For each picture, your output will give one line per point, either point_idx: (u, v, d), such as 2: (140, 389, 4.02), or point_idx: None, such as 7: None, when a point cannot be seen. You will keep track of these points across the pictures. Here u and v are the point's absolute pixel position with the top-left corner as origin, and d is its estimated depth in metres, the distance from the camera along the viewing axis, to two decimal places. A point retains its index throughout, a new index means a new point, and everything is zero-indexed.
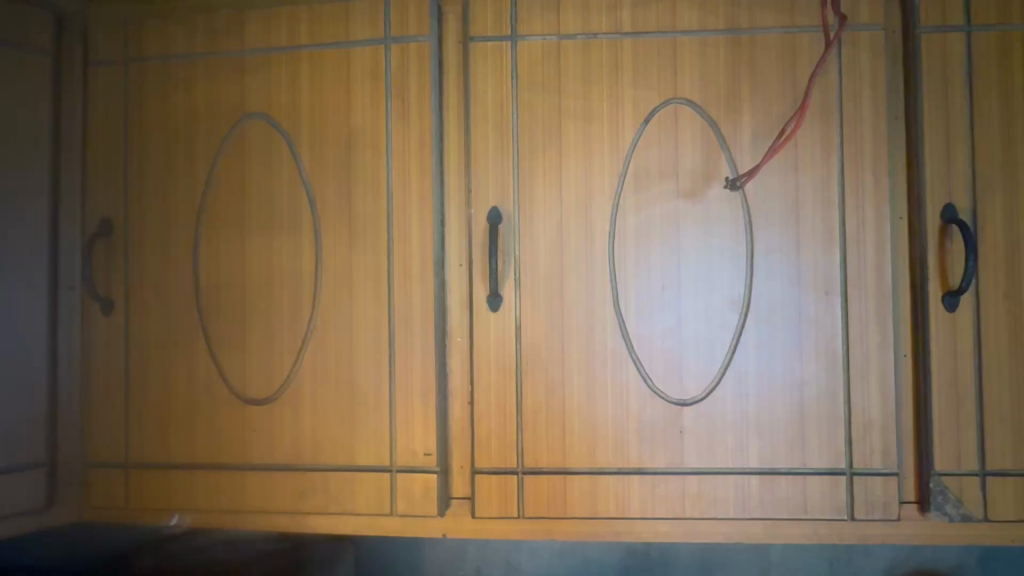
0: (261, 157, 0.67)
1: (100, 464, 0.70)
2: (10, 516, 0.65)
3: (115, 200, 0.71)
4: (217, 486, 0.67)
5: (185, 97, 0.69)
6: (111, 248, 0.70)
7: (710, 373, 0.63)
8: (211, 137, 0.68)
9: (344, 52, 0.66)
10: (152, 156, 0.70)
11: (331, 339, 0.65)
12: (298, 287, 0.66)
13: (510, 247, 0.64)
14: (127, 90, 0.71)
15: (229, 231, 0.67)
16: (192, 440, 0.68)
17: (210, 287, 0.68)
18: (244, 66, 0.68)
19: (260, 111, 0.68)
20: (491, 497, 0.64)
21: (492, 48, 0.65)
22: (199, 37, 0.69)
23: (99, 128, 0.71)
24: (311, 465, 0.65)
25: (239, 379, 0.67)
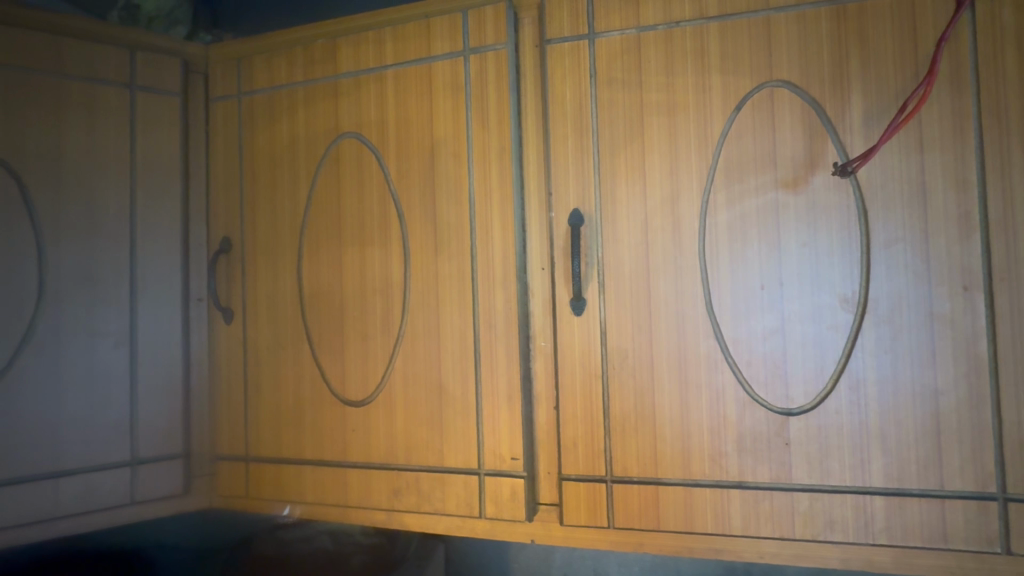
0: (354, 173, 0.72)
1: (225, 456, 0.78)
2: (156, 500, 0.74)
3: (234, 220, 0.79)
4: (321, 482, 0.72)
5: (288, 122, 0.76)
6: (230, 262, 0.79)
7: (821, 380, 0.57)
8: (310, 158, 0.74)
9: (425, 68, 0.69)
10: (262, 178, 0.77)
11: (420, 344, 0.68)
12: (388, 294, 0.69)
13: (592, 248, 0.63)
14: (241, 121, 0.79)
15: (327, 244, 0.72)
16: (300, 437, 0.73)
17: (312, 295, 0.73)
18: (337, 89, 0.73)
19: (351, 130, 0.72)
20: (579, 504, 0.62)
21: (569, 49, 0.65)
22: (299, 67, 0.76)
23: (219, 156, 0.81)
24: (404, 466, 0.68)
25: (338, 381, 0.71)
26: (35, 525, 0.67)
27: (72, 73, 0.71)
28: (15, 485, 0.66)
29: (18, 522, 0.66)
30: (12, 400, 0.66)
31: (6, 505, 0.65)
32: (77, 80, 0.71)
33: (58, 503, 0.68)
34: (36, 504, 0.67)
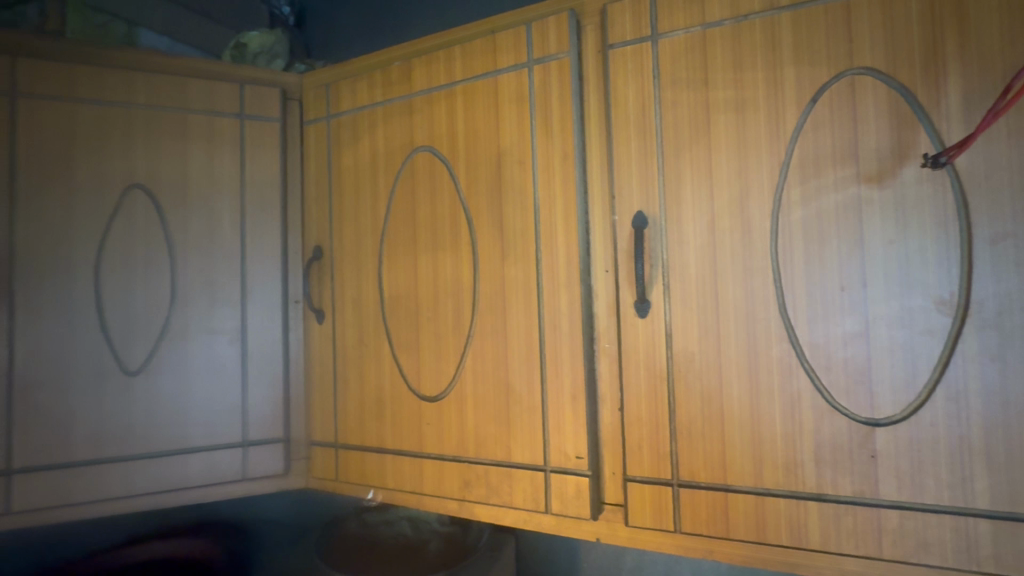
0: (428, 183, 0.77)
1: (318, 442, 0.87)
2: (263, 477, 0.85)
3: (325, 230, 0.87)
4: (400, 470, 0.78)
5: (370, 139, 0.83)
6: (321, 268, 0.87)
7: (912, 390, 0.53)
8: (389, 171, 0.80)
9: (492, 80, 0.72)
10: (348, 191, 0.85)
11: (488, 345, 0.71)
12: (459, 296, 0.74)
13: (657, 250, 0.63)
14: (329, 140, 0.87)
15: (404, 250, 0.78)
16: (381, 427, 0.80)
17: (391, 298, 0.79)
18: (412, 106, 0.79)
19: (425, 144, 0.77)
20: (644, 507, 0.62)
21: (632, 52, 0.65)
22: (378, 88, 0.82)
23: (311, 172, 0.89)
24: (474, 459, 0.72)
25: (415, 377, 0.77)
26: (170, 492, 0.80)
27: (195, 108, 0.84)
28: (156, 457, 0.79)
29: (158, 488, 0.79)
30: (153, 385, 0.79)
31: (149, 474, 0.78)
32: (199, 114, 0.84)
33: (186, 475, 0.80)
34: (171, 475, 0.79)
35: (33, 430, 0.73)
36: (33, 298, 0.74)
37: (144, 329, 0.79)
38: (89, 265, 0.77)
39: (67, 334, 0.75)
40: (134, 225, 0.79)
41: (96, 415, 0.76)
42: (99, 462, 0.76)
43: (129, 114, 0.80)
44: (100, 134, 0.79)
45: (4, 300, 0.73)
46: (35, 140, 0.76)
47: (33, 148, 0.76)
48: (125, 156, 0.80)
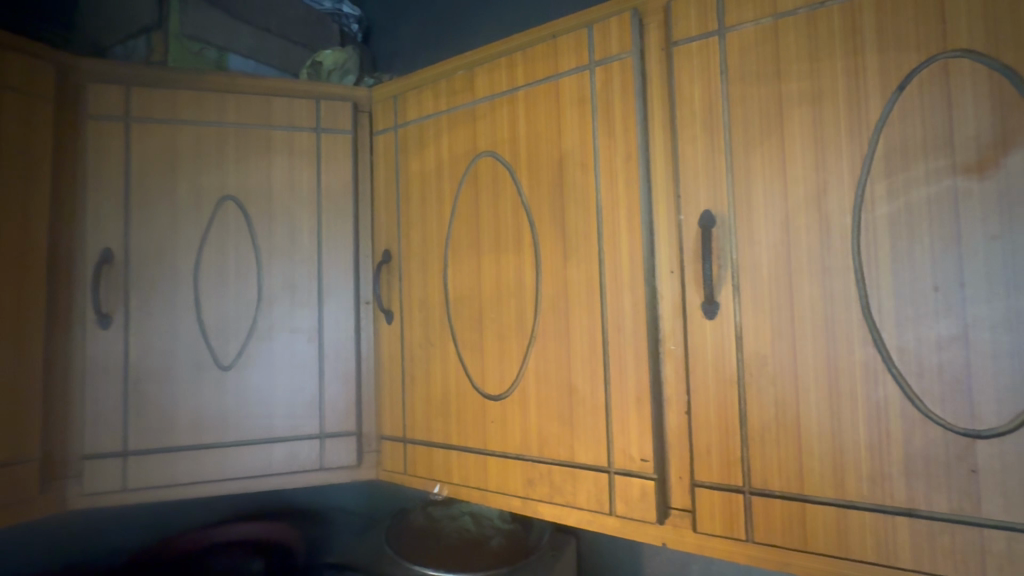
0: (491, 187, 0.79)
1: (387, 437, 0.91)
2: (338, 468, 0.90)
3: (393, 234, 0.91)
4: (465, 466, 0.80)
5: (434, 146, 0.86)
6: (390, 270, 0.91)
7: (1020, 399, 0.48)
8: (453, 176, 0.83)
9: (553, 84, 0.73)
10: (414, 197, 0.88)
11: (551, 345, 0.72)
12: (522, 298, 0.75)
13: (725, 250, 0.61)
14: (396, 148, 0.92)
15: (468, 253, 0.81)
16: (447, 424, 0.82)
17: (456, 299, 0.82)
18: (475, 113, 0.81)
19: (488, 149, 0.79)
20: (713, 513, 0.61)
21: (698, 48, 0.63)
22: (442, 97, 0.85)
23: (380, 179, 0.94)
24: (538, 458, 0.73)
25: (479, 377, 0.79)
26: (257, 478, 0.86)
27: (277, 124, 0.91)
28: (245, 445, 0.86)
29: (246, 474, 0.86)
30: (243, 379, 0.86)
31: (239, 460, 0.86)
32: (281, 129, 0.91)
33: (271, 463, 0.87)
34: (257, 462, 0.86)
35: (145, 415, 0.83)
36: (144, 298, 0.84)
37: (234, 327, 0.86)
38: (189, 269, 0.86)
39: (171, 330, 0.84)
40: (227, 233, 0.87)
41: (196, 404, 0.85)
42: (198, 446, 0.84)
43: (221, 132, 0.88)
44: (198, 151, 0.87)
45: (121, 301, 0.83)
46: (146, 158, 0.86)
47: (145, 166, 0.86)
48: (218, 170, 0.88)
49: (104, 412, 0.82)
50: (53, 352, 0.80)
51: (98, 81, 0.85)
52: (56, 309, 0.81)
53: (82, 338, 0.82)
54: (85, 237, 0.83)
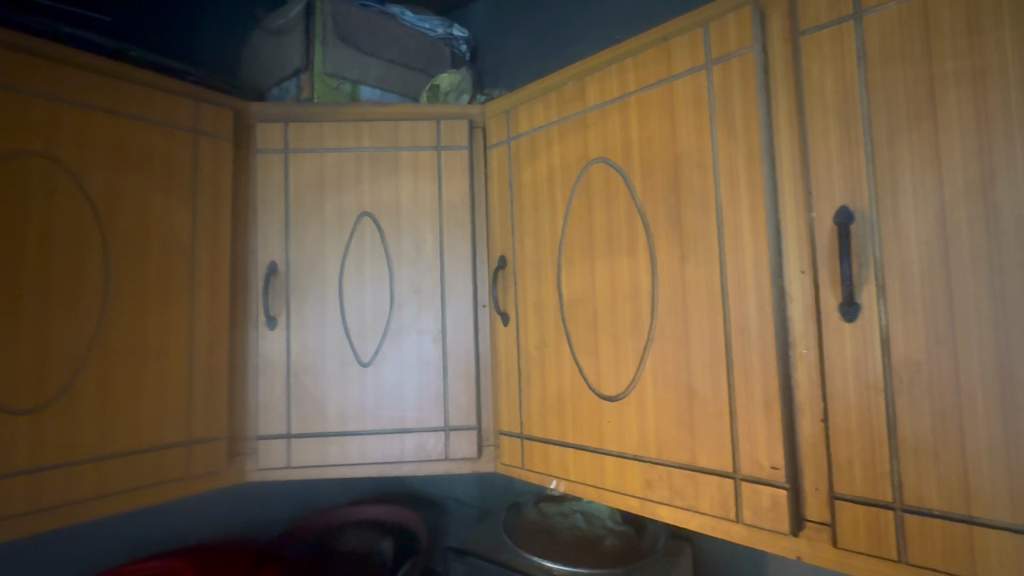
0: (604, 192, 0.80)
1: (505, 432, 0.96)
2: (462, 459, 0.97)
3: (508, 242, 0.97)
4: (581, 464, 0.83)
5: (546, 155, 0.90)
6: (506, 276, 0.96)
7: None
8: (565, 183, 0.86)
9: (667, 87, 0.73)
10: (527, 205, 0.93)
11: (669, 348, 0.72)
12: (637, 301, 0.76)
13: (867, 248, 0.57)
14: (509, 160, 0.97)
15: (581, 257, 0.83)
16: (563, 423, 0.85)
17: (570, 302, 0.85)
18: (586, 121, 0.84)
19: (600, 155, 0.81)
20: (857, 529, 0.57)
21: (829, 35, 0.60)
22: (553, 108, 0.89)
23: (495, 190, 1.00)
24: (657, 460, 0.73)
25: (595, 378, 0.81)
26: (392, 464, 0.96)
27: (404, 145, 1.01)
28: (382, 434, 0.96)
29: (384, 460, 0.96)
30: (379, 375, 0.97)
31: (377, 447, 0.96)
32: (407, 150, 1.01)
33: (405, 451, 0.96)
34: (393, 450, 0.96)
35: (302, 404, 0.96)
36: (301, 304, 0.98)
37: (372, 329, 0.97)
38: (335, 278, 0.98)
39: (322, 331, 0.97)
40: (365, 245, 0.99)
41: (342, 396, 0.96)
42: (344, 434, 0.96)
43: (358, 156, 1.00)
44: (340, 175, 1.00)
45: (284, 306, 0.98)
46: (300, 184, 1.00)
47: (299, 190, 1.00)
48: (357, 191, 1.00)
49: (271, 400, 0.97)
50: (234, 349, 0.96)
51: (263, 121, 1.02)
52: (237, 313, 0.98)
53: (255, 338, 0.98)
54: (256, 252, 0.99)
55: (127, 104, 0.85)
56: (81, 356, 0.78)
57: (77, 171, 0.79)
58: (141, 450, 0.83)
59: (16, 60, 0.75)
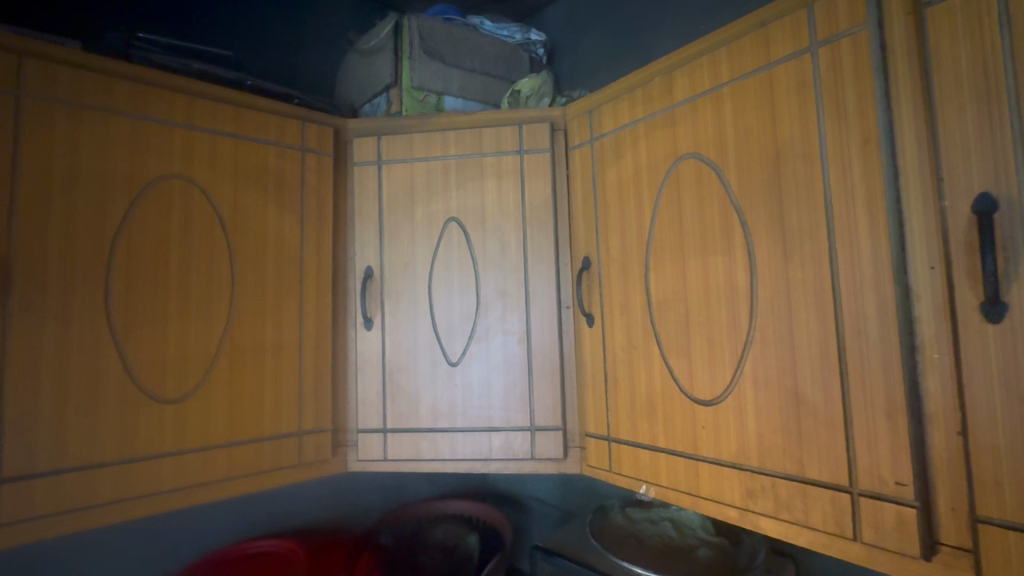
0: (695, 189, 0.78)
1: (591, 434, 0.95)
2: (548, 460, 0.98)
3: (592, 242, 0.96)
4: (674, 470, 0.80)
5: (632, 153, 0.88)
6: (591, 277, 0.96)
7: None
8: (652, 181, 0.84)
9: (766, 75, 0.70)
10: (612, 205, 0.92)
11: (771, 350, 0.68)
12: (734, 301, 0.72)
13: (1016, 239, 0.50)
14: (593, 160, 0.96)
15: (672, 256, 0.81)
16: (653, 427, 0.83)
17: (659, 302, 0.82)
18: (674, 116, 0.81)
19: (690, 151, 0.78)
20: (1007, 559, 0.50)
21: (962, 4, 0.54)
22: (639, 105, 0.87)
23: (578, 191, 1.00)
24: (759, 469, 0.69)
25: (688, 381, 0.78)
26: (480, 461, 0.99)
27: (488, 151, 1.03)
28: (471, 431, 0.99)
29: (472, 457, 0.99)
30: (467, 374, 1.00)
31: (467, 444, 0.99)
32: (491, 155, 1.03)
33: (492, 449, 0.99)
34: (481, 447, 0.99)
35: (397, 401, 1.02)
36: (394, 306, 1.04)
37: (460, 329, 1.01)
38: (425, 281, 1.03)
39: (414, 332, 1.02)
40: (452, 249, 1.02)
41: (433, 394, 1.01)
42: (435, 430, 1.00)
43: (445, 164, 1.05)
44: (428, 183, 1.05)
45: (379, 307, 1.04)
46: (392, 193, 1.06)
47: (391, 199, 1.06)
48: (444, 197, 1.04)
49: (369, 396, 1.03)
50: (336, 348, 1.04)
51: (359, 135, 1.09)
52: (338, 315, 1.05)
53: (354, 338, 1.05)
54: (354, 258, 1.06)
55: (246, 128, 0.95)
56: (212, 354, 0.88)
57: (207, 189, 0.90)
58: (260, 438, 0.92)
59: (160, 96, 0.86)
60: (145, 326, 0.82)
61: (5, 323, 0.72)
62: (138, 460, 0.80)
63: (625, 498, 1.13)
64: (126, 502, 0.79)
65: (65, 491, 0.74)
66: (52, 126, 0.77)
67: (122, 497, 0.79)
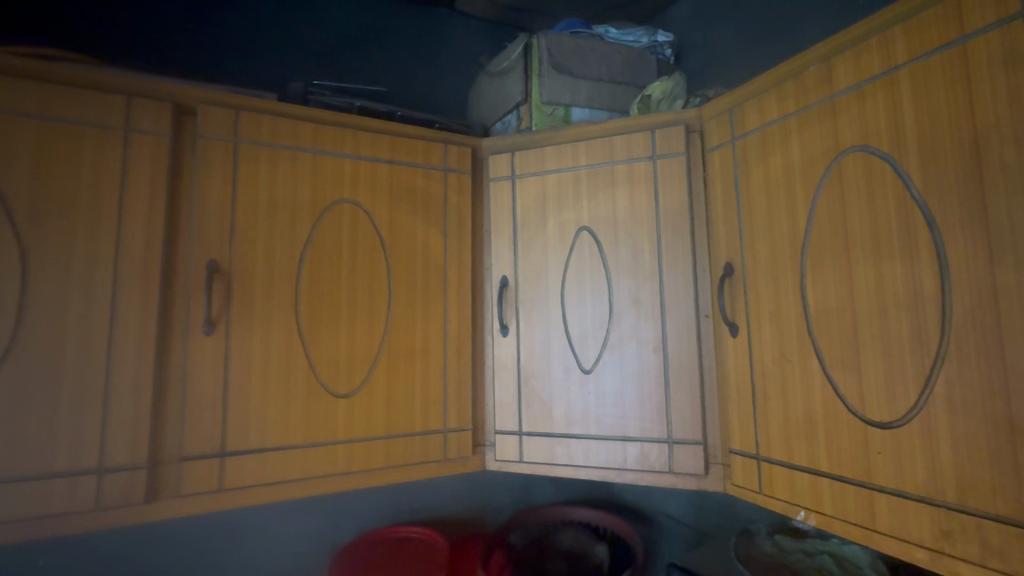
0: (863, 186, 0.70)
1: (736, 451, 0.89)
2: (688, 474, 0.94)
3: (735, 248, 0.91)
4: (840, 497, 0.72)
5: (782, 151, 0.82)
6: (734, 284, 0.90)
7: None
8: (808, 179, 0.77)
9: (959, 50, 0.60)
10: (758, 207, 0.86)
11: (972, 369, 0.58)
12: (919, 311, 0.63)
13: None
14: (735, 160, 0.91)
15: (833, 261, 0.73)
16: (813, 448, 0.76)
17: (818, 312, 0.75)
18: (835, 107, 0.74)
19: (856, 144, 0.71)
20: None
21: None
22: (790, 99, 0.81)
23: (717, 194, 0.95)
24: (958, 506, 0.59)
25: (859, 400, 0.70)
26: (614, 470, 0.99)
27: (619, 159, 1.03)
28: (605, 440, 0.99)
29: (607, 465, 0.99)
30: (601, 382, 1.01)
31: (601, 452, 1.00)
32: (622, 163, 1.03)
33: (627, 459, 0.98)
34: (615, 456, 0.98)
35: (532, 405, 1.06)
36: (528, 314, 1.08)
37: (593, 337, 1.02)
38: (557, 290, 1.05)
39: (547, 339, 1.06)
40: (584, 258, 1.04)
41: (566, 400, 1.03)
42: (569, 436, 1.02)
43: (576, 174, 1.07)
44: (560, 194, 1.08)
45: (513, 315, 1.09)
46: (525, 205, 1.11)
47: (524, 211, 1.10)
48: (575, 207, 1.06)
49: (504, 399, 1.08)
50: (476, 353, 1.11)
51: (493, 153, 1.16)
52: (477, 322, 1.13)
53: (491, 344, 1.11)
54: (490, 269, 1.13)
55: (399, 153, 1.07)
56: (374, 355, 0.99)
57: (369, 210, 1.02)
58: (412, 433, 1.01)
59: (335, 132, 1.01)
60: (324, 329, 0.96)
61: (228, 327, 0.89)
62: (318, 444, 0.94)
63: (771, 524, 1.04)
64: (310, 479, 0.93)
65: (268, 466, 0.90)
66: (259, 166, 0.94)
67: (307, 475, 0.93)
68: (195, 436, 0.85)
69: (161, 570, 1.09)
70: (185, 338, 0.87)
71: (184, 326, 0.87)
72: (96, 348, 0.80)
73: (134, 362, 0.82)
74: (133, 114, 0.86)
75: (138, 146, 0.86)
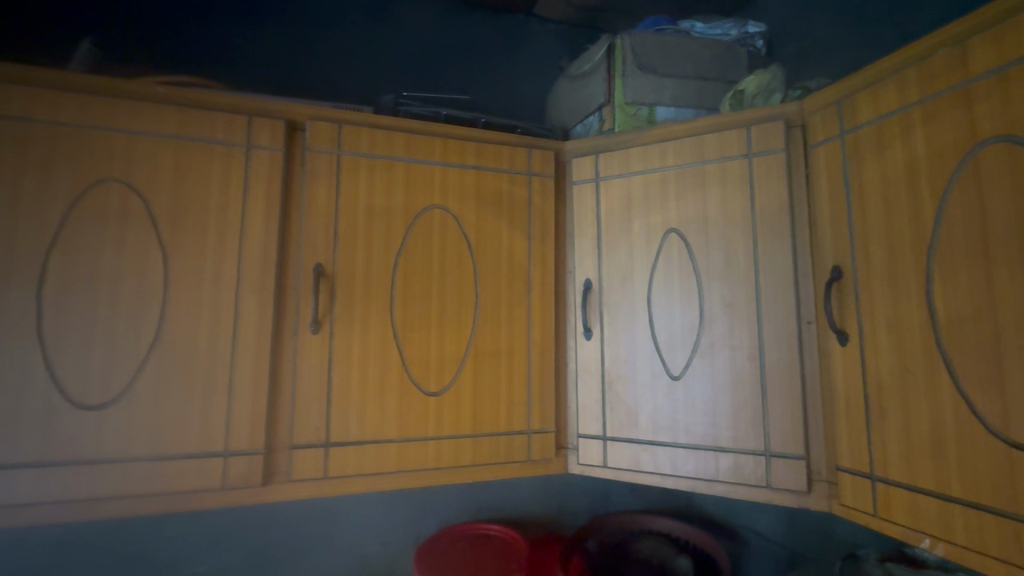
0: (1006, 180, 0.62)
1: (845, 469, 0.83)
2: (788, 490, 0.89)
3: (844, 250, 0.85)
4: (975, 527, 0.65)
5: (903, 144, 0.75)
6: (843, 289, 0.84)
7: None
8: (935, 175, 0.70)
9: None
10: (872, 206, 0.80)
11: None
12: None
13: None
14: (844, 156, 0.85)
15: (967, 266, 0.66)
16: (941, 470, 0.69)
17: (948, 321, 0.68)
18: (971, 94, 0.67)
19: (997, 134, 0.63)
20: None
21: None
22: (912, 87, 0.74)
23: (823, 192, 0.89)
24: None
25: (1000, 421, 0.62)
26: (704, 481, 0.95)
27: (711, 159, 1.00)
28: (694, 449, 0.96)
29: (696, 475, 0.96)
30: (690, 389, 0.97)
31: (690, 462, 0.96)
32: (714, 162, 0.99)
33: (719, 470, 0.94)
34: (706, 467, 0.95)
35: (616, 410, 1.04)
36: (612, 318, 1.07)
37: (681, 342, 0.99)
38: (643, 294, 1.03)
39: (632, 343, 1.04)
40: (672, 261, 1.01)
41: (653, 407, 1.01)
42: (655, 443, 1.00)
43: (664, 175, 1.04)
44: (646, 195, 1.05)
45: (597, 319, 1.08)
46: (610, 207, 1.09)
47: (609, 214, 1.09)
48: (663, 209, 1.03)
49: (588, 403, 1.08)
50: (558, 356, 1.12)
51: (576, 156, 1.16)
52: (561, 325, 1.13)
53: (574, 347, 1.11)
54: (573, 272, 1.13)
55: (485, 160, 1.09)
56: (461, 356, 1.03)
57: (458, 216, 1.06)
58: (497, 432, 1.04)
59: (426, 142, 1.06)
60: (416, 330, 1.00)
61: (332, 327, 0.96)
62: (411, 440, 0.98)
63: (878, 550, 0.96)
64: (403, 472, 0.98)
65: (366, 458, 0.95)
66: (359, 176, 1.00)
67: (400, 468, 0.97)
68: (303, 426, 0.93)
69: (267, 546, 1.19)
70: (295, 336, 0.94)
71: (294, 325, 0.95)
72: (223, 344, 0.89)
73: (253, 357, 0.91)
74: (253, 133, 0.95)
75: (257, 161, 0.95)
